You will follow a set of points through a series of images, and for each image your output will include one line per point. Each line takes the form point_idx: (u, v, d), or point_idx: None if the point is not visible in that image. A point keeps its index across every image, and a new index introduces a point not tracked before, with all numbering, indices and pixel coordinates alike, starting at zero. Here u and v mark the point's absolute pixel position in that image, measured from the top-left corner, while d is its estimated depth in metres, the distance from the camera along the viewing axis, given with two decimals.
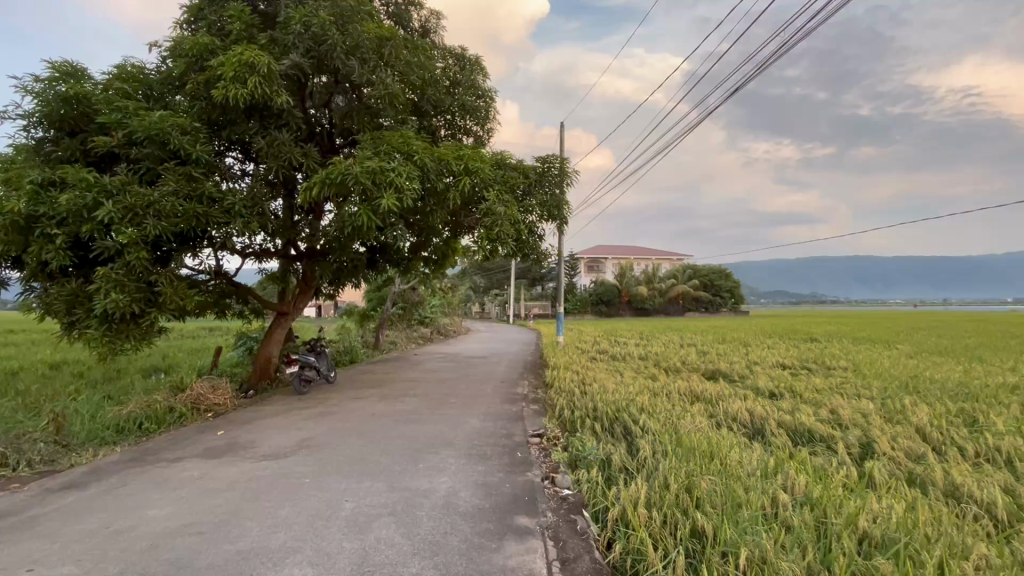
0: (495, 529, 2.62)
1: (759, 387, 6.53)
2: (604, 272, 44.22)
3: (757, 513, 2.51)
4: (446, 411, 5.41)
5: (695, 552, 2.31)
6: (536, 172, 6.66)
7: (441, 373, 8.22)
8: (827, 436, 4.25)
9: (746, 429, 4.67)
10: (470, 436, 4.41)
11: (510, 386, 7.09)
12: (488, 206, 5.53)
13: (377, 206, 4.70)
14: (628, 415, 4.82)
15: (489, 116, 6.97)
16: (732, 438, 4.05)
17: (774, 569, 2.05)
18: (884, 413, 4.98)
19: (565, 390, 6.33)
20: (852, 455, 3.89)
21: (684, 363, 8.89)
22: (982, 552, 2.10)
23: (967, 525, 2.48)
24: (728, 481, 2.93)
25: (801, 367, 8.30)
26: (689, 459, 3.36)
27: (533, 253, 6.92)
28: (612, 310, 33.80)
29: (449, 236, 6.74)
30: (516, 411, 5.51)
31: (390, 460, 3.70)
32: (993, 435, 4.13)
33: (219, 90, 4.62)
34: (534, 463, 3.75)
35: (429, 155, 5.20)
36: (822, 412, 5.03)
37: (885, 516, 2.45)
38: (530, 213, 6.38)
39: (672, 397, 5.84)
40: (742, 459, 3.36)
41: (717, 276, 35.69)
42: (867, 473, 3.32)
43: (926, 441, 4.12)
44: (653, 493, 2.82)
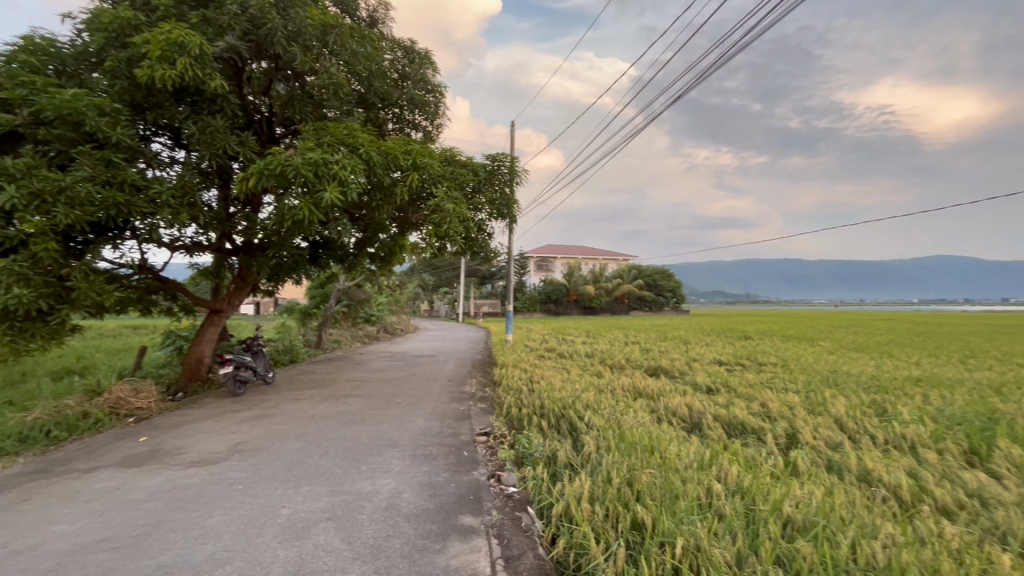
0: (439, 530, 2.59)
1: (697, 383, 6.84)
2: (553, 272, 44.82)
3: (693, 503, 2.62)
4: (392, 411, 5.29)
5: (635, 543, 2.38)
6: (486, 170, 6.65)
7: (388, 372, 8.03)
8: (757, 428, 4.51)
9: (685, 422, 4.88)
10: (416, 436, 4.34)
11: (458, 385, 7.04)
12: (436, 201, 5.46)
13: (319, 199, 4.52)
14: (574, 412, 4.91)
15: (438, 112, 6.95)
16: (672, 432, 4.21)
17: (707, 556, 2.14)
18: (807, 405, 5.37)
19: (514, 388, 6.36)
20: (779, 445, 4.15)
21: (628, 360, 9.17)
22: (888, 531, 2.29)
23: (877, 507, 2.70)
24: (667, 474, 3.04)
25: (735, 363, 8.78)
26: (631, 454, 3.46)
27: (482, 252, 6.92)
28: (560, 309, 34.29)
29: (397, 232, 6.60)
30: (463, 410, 5.47)
31: (331, 463, 3.57)
32: (899, 423, 4.55)
33: (143, 69, 4.29)
34: (480, 462, 3.74)
35: (376, 149, 5.03)
36: (753, 405, 5.34)
37: (806, 503, 2.62)
38: (479, 210, 6.36)
39: (616, 393, 6.01)
40: (680, 452, 3.51)
41: (660, 276, 37.05)
42: (792, 462, 3.54)
43: (843, 430, 4.46)
44: (596, 488, 2.89)
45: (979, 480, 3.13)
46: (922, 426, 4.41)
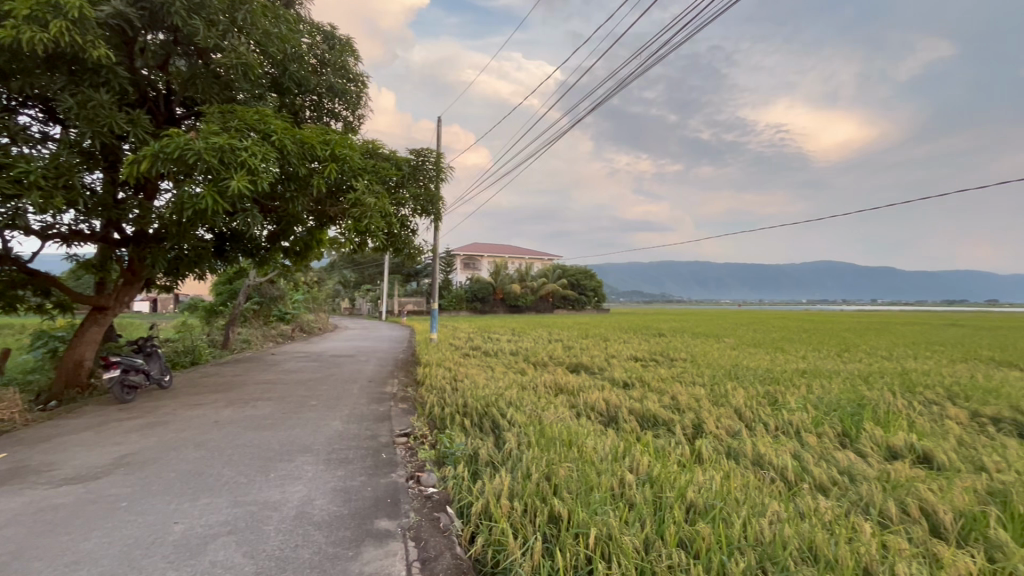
0: (353, 536, 2.49)
1: (615, 378, 7.17)
2: (480, 270, 44.84)
3: (606, 494, 2.74)
4: (307, 414, 5.02)
5: (551, 536, 2.44)
6: (410, 165, 6.50)
7: (303, 374, 7.61)
8: (667, 419, 4.81)
9: (603, 416, 5.09)
10: (332, 440, 4.14)
11: (379, 386, 6.83)
12: (357, 195, 5.26)
13: (225, 187, 4.17)
14: (496, 409, 4.96)
15: (360, 102, 6.70)
16: (589, 427, 4.38)
17: (617, 544, 2.24)
18: (712, 397, 5.81)
19: (437, 387, 6.27)
20: (686, 435, 4.45)
21: (551, 357, 9.38)
22: (774, 508, 2.53)
23: (766, 487, 2.98)
24: (583, 467, 3.15)
25: (650, 359, 9.30)
26: (550, 448, 3.56)
27: (405, 248, 6.78)
28: (486, 307, 34.35)
29: (314, 226, 6.27)
30: (384, 411, 5.30)
31: (235, 472, 3.31)
32: (787, 411, 5.05)
33: (5, 30, 3.71)
34: (399, 463, 3.65)
35: (290, 137, 4.73)
36: (664, 398, 5.69)
37: (708, 487, 2.83)
38: (403, 206, 6.21)
39: (538, 390, 6.12)
40: (597, 445, 3.65)
41: (583, 276, 38.31)
42: (697, 451, 3.82)
43: (741, 419, 4.88)
44: (516, 484, 2.93)
45: (848, 459, 3.55)
46: (806, 413, 4.93)
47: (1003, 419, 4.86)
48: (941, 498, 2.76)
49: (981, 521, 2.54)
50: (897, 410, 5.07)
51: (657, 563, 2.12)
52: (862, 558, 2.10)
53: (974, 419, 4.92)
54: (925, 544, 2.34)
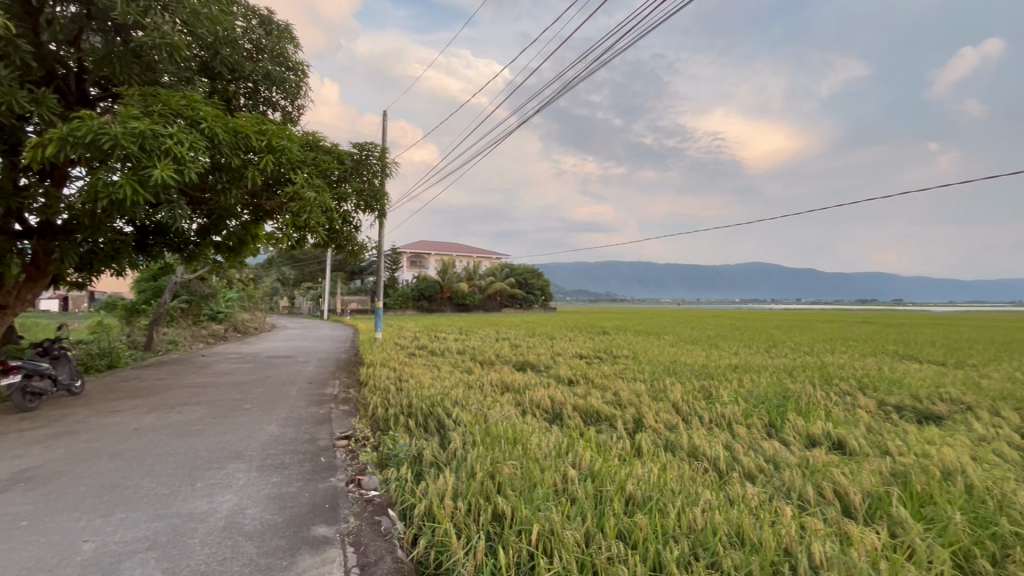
0: (288, 545, 2.38)
1: (560, 375, 7.30)
2: (427, 268, 44.18)
3: (549, 490, 2.78)
4: (239, 419, 4.75)
5: (494, 534, 2.45)
6: (353, 159, 6.29)
7: (236, 376, 7.19)
8: (609, 415, 4.95)
9: (548, 414, 5.15)
10: (266, 444, 3.94)
11: (319, 387, 6.58)
12: (295, 188, 5.03)
13: (146, 176, 3.86)
14: (442, 409, 4.91)
15: (299, 92, 6.42)
16: (534, 424, 4.42)
17: (559, 539, 2.28)
18: (651, 392, 6.04)
19: (381, 388, 6.12)
20: (627, 429, 4.60)
21: (498, 356, 9.40)
22: (706, 497, 2.66)
23: (700, 477, 3.12)
24: (527, 464, 3.18)
25: (594, 356, 9.53)
26: (495, 447, 3.56)
27: (347, 244, 6.57)
28: (434, 306, 33.90)
29: (249, 220, 5.95)
30: (324, 414, 5.11)
31: (155, 483, 3.08)
32: (720, 404, 5.34)
33: None
34: (339, 467, 3.53)
35: (222, 125, 4.45)
36: (607, 394, 5.85)
37: (645, 480, 2.93)
38: (345, 201, 6.01)
39: (484, 389, 6.11)
40: (541, 442, 3.69)
41: (530, 276, 38.68)
42: (638, 445, 3.95)
43: (678, 413, 5.10)
44: (460, 484, 2.91)
45: (774, 448, 3.79)
46: (736, 406, 5.22)
47: (905, 407, 5.38)
48: (852, 481, 3.00)
49: (885, 500, 2.79)
50: (817, 401, 5.48)
51: (597, 556, 2.17)
52: (784, 539, 2.25)
53: (881, 408, 5.41)
54: (837, 523, 2.54)
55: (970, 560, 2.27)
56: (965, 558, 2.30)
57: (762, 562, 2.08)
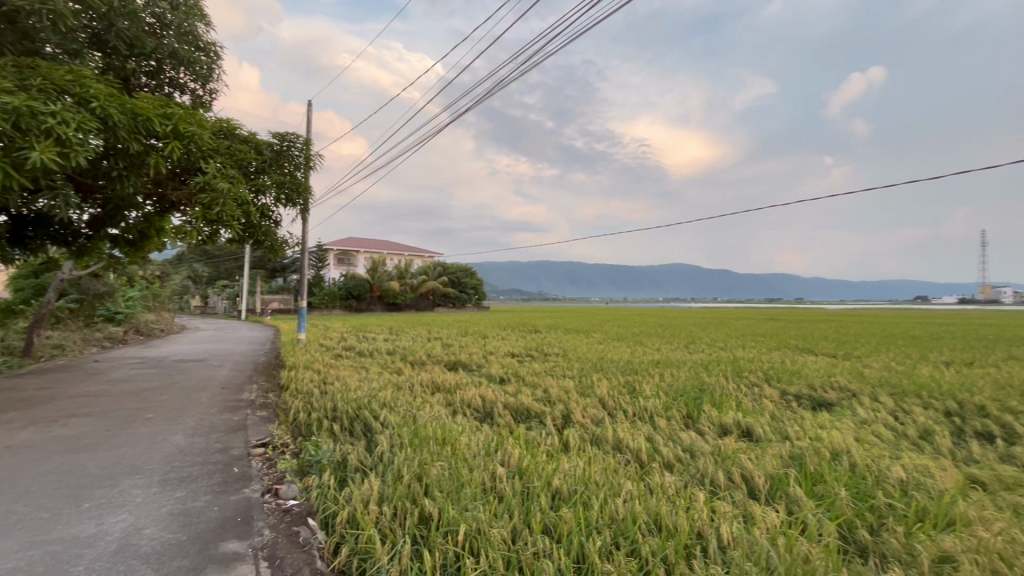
0: (192, 564, 2.20)
1: (491, 374, 7.31)
2: (355, 266, 42.64)
3: (476, 489, 2.77)
4: (138, 430, 4.32)
5: (421, 537, 2.40)
6: (273, 150, 5.92)
7: (135, 383, 6.52)
8: (539, 411, 5.03)
9: (478, 412, 5.15)
10: (170, 457, 3.61)
11: (234, 392, 6.14)
12: (206, 178, 4.67)
13: (22, 159, 3.41)
14: (369, 412, 4.75)
15: (211, 75, 5.93)
16: (464, 423, 4.39)
17: (486, 538, 2.28)
18: (580, 388, 6.22)
19: (304, 392, 5.81)
20: (556, 424, 4.71)
21: (429, 356, 9.26)
22: (628, 488, 2.77)
23: (622, 469, 3.25)
24: (455, 464, 3.16)
25: (525, 355, 9.66)
26: (423, 448, 3.51)
27: (266, 240, 6.17)
28: (363, 305, 32.79)
29: (152, 212, 5.43)
30: (238, 421, 4.77)
31: (32, 506, 2.72)
32: (643, 398, 5.60)
33: None
34: (253, 477, 3.31)
35: (118, 105, 4.02)
36: (537, 392, 5.95)
37: (571, 474, 3.01)
38: (264, 193, 5.64)
39: (414, 390, 6.00)
40: (470, 441, 3.67)
41: (463, 275, 38.50)
42: (565, 441, 4.05)
43: (604, 407, 5.29)
44: (386, 488, 2.84)
45: (690, 437, 4.04)
46: (657, 399, 5.51)
47: (802, 395, 5.95)
48: (757, 465, 3.26)
49: (784, 481, 3.06)
50: (728, 393, 5.91)
51: (523, 552, 2.19)
52: (696, 523, 2.40)
53: (783, 397, 5.93)
54: (743, 504, 2.74)
55: (852, 531, 2.54)
56: (849, 529, 2.57)
57: (677, 546, 2.19)
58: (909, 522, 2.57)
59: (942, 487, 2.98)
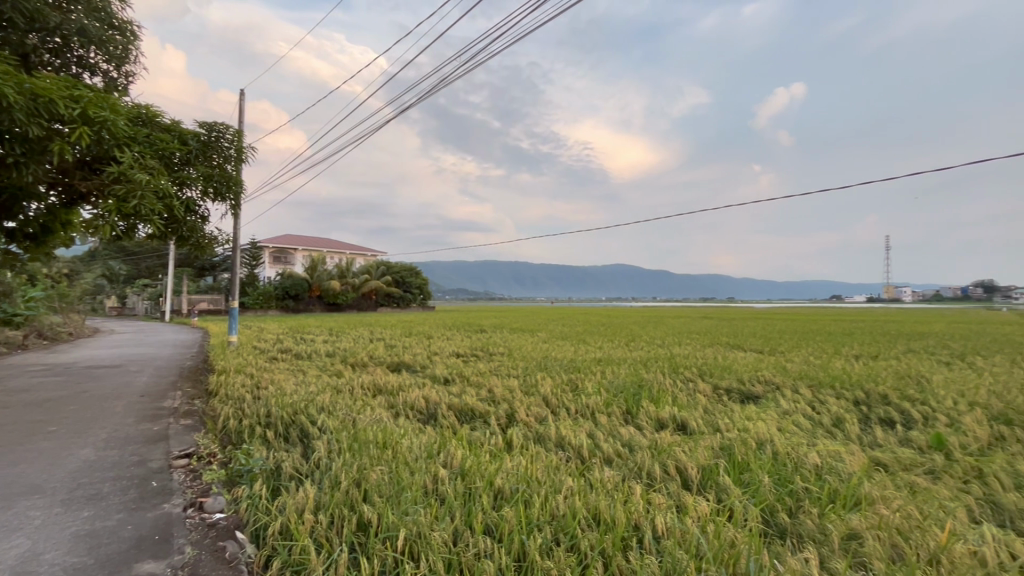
0: None
1: (435, 375, 7.22)
2: (293, 265, 40.75)
3: (417, 492, 2.72)
4: (38, 445, 3.89)
5: (358, 544, 2.33)
6: (200, 140, 5.53)
7: (38, 392, 5.90)
8: (483, 411, 5.03)
9: (422, 414, 5.07)
10: (77, 473, 3.29)
11: (154, 400, 5.70)
12: (121, 168, 4.30)
13: None
14: (306, 417, 4.56)
15: (126, 56, 5.48)
16: (406, 426, 4.31)
17: (427, 541, 2.25)
18: (524, 387, 6.27)
19: (234, 397, 5.49)
20: (500, 424, 4.72)
21: (371, 357, 9.01)
22: (568, 484, 2.82)
23: (564, 466, 3.30)
24: (396, 468, 3.09)
25: (470, 355, 9.62)
26: (363, 453, 3.40)
27: (191, 235, 5.75)
28: (301, 305, 31.42)
29: (58, 203, 4.94)
30: (158, 430, 4.42)
31: None
32: (585, 395, 5.74)
33: None
34: (175, 490, 3.08)
35: (15, 85, 3.62)
36: (482, 391, 5.94)
37: (513, 473, 3.02)
38: (189, 186, 5.27)
39: (354, 392, 5.81)
40: (412, 444, 3.61)
41: (408, 275, 37.80)
42: (509, 440, 4.07)
43: (548, 405, 5.37)
44: (322, 495, 2.73)
45: (629, 433, 4.17)
46: (599, 396, 5.66)
47: (732, 389, 6.32)
48: (690, 457, 3.42)
49: (714, 471, 3.22)
50: (666, 388, 6.17)
51: (464, 553, 2.17)
52: (633, 516, 2.47)
53: (715, 391, 6.27)
54: (677, 495, 2.87)
55: (773, 515, 2.72)
56: (770, 513, 2.75)
57: (614, 539, 2.26)
58: (823, 504, 2.79)
59: (850, 470, 3.26)
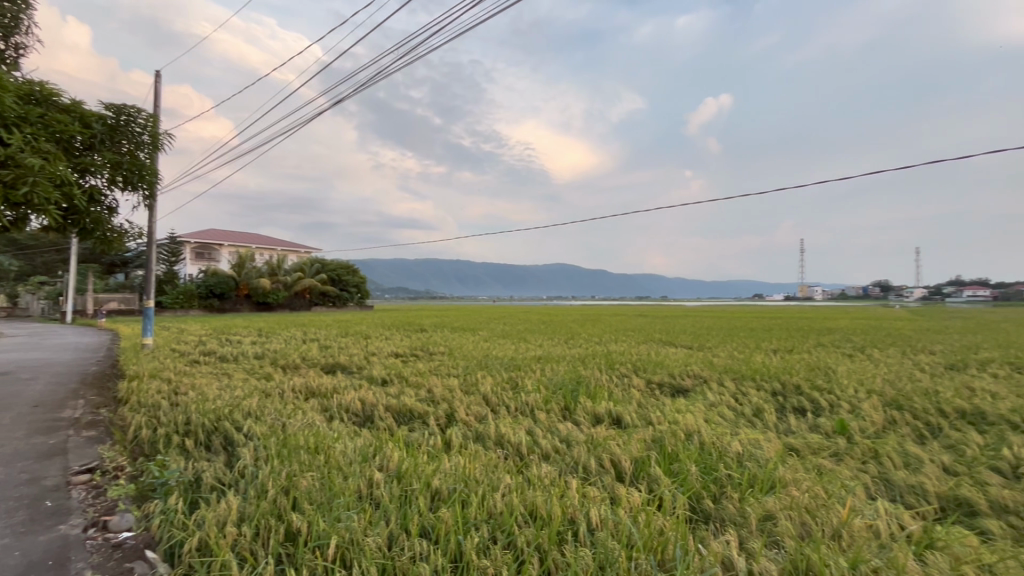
0: None
1: (373, 376, 7.02)
2: (218, 262, 38.13)
3: (350, 498, 2.63)
4: None
5: (285, 556, 2.21)
6: (105, 123, 5.03)
7: None
8: (422, 412, 4.94)
9: (357, 417, 4.91)
10: None
11: (52, 410, 5.13)
12: (9, 151, 3.84)
13: None
14: (230, 423, 4.28)
15: (16, 25, 4.88)
16: (340, 429, 4.15)
17: (360, 548, 2.18)
18: (464, 386, 6.23)
19: (148, 404, 5.04)
20: (439, 424, 4.66)
21: (304, 358, 8.62)
22: (506, 482, 2.83)
23: (502, 464, 3.31)
24: (328, 473, 2.97)
25: (410, 354, 9.43)
26: (293, 459, 3.24)
27: (95, 227, 5.23)
28: (227, 305, 29.50)
29: None
30: (55, 444, 3.98)
31: None
32: (525, 393, 5.79)
33: None
34: (74, 509, 2.79)
35: None
36: (421, 392, 5.84)
37: (451, 473, 2.99)
38: (93, 173, 4.79)
39: (285, 396, 5.52)
40: (345, 448, 3.47)
41: (345, 273, 36.52)
42: (447, 440, 4.03)
43: (488, 403, 5.38)
44: (246, 506, 2.58)
45: (567, 429, 4.25)
46: (539, 393, 5.73)
47: (664, 383, 6.61)
48: (624, 450, 3.54)
49: (646, 462, 3.35)
50: (602, 384, 6.35)
51: (399, 557, 2.12)
52: (568, 510, 2.52)
53: (648, 386, 6.53)
54: (610, 487, 2.96)
55: (699, 501, 2.86)
56: (697, 500, 2.90)
57: (550, 533, 2.29)
58: (743, 488, 2.97)
59: (767, 456, 3.51)
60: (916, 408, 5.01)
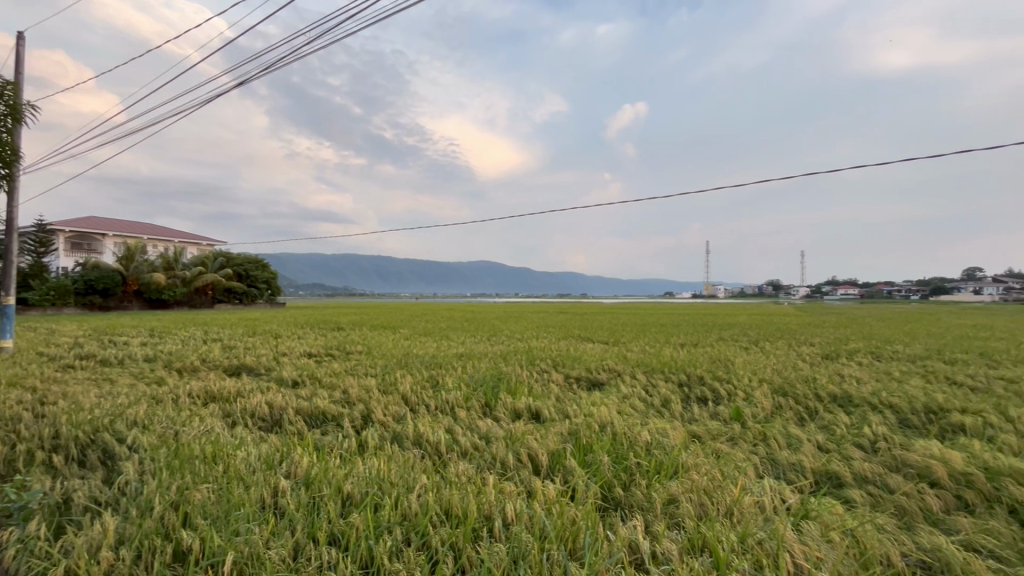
0: None
1: (283, 377, 6.59)
2: (99, 254, 33.81)
3: (251, 509, 2.44)
4: None
5: None
6: None
7: None
8: (336, 414, 4.71)
9: (264, 422, 4.58)
10: None
11: None
12: None
13: None
14: (110, 435, 3.80)
15: None
16: (243, 436, 3.84)
17: (261, 561, 2.03)
18: (382, 386, 6.04)
19: (4, 417, 4.35)
20: (355, 426, 4.48)
21: (204, 361, 7.90)
22: (422, 482, 2.78)
23: (418, 464, 3.24)
24: (227, 484, 2.74)
25: (324, 354, 8.98)
26: (185, 471, 2.95)
27: None
28: (112, 304, 26.28)
29: None
30: None
31: None
32: (445, 391, 5.73)
33: None
34: None
35: None
36: (336, 393, 5.59)
37: (364, 476, 2.88)
38: None
39: (179, 402, 5.02)
40: (247, 456, 3.22)
41: (253, 268, 34.00)
42: (362, 441, 3.88)
43: (407, 403, 5.25)
44: (127, 527, 2.30)
45: (486, 425, 4.26)
46: (459, 391, 5.70)
47: (581, 377, 6.86)
48: (541, 444, 3.62)
49: (562, 455, 3.44)
50: (523, 380, 6.45)
51: (304, 568, 2.01)
52: (485, 507, 2.52)
53: (567, 380, 6.73)
54: (526, 482, 3.00)
55: (610, 490, 2.99)
56: (608, 488, 3.02)
57: (465, 531, 2.28)
58: (650, 475, 3.15)
59: (672, 443, 3.75)
60: (799, 394, 5.62)
